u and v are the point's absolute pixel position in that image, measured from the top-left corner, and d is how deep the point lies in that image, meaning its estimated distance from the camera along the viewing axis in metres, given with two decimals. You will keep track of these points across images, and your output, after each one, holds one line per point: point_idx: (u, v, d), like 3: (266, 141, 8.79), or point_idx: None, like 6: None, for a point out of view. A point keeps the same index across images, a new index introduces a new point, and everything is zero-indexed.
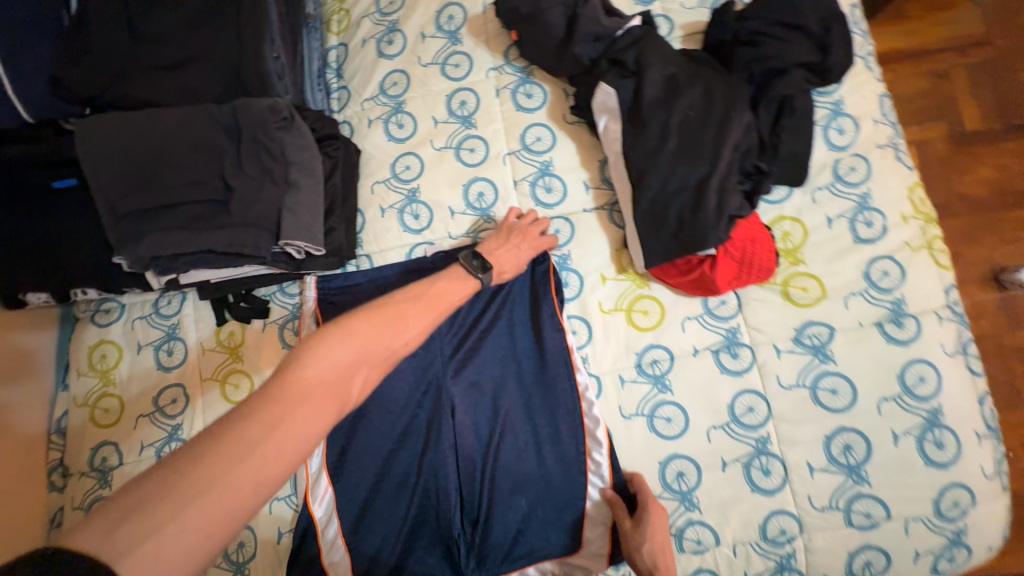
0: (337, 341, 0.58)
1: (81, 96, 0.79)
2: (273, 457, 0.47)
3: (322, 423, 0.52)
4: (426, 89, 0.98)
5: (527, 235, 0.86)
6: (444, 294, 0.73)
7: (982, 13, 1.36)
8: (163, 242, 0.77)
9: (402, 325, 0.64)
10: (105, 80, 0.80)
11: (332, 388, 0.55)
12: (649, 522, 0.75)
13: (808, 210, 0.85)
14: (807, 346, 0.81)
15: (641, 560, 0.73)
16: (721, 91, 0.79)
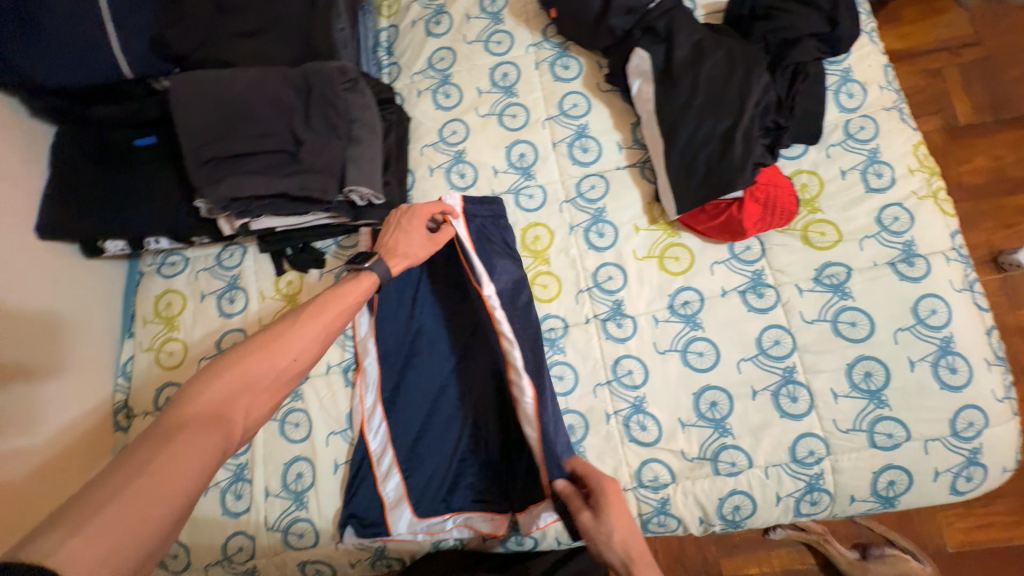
0: (213, 377, 0.61)
1: (176, 54, 0.90)
2: (161, 480, 0.49)
3: (206, 442, 0.54)
4: (471, 64, 1.08)
5: (414, 215, 0.89)
6: (335, 295, 0.76)
7: (969, 17, 1.48)
8: (242, 183, 0.84)
9: (281, 346, 0.67)
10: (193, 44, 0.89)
11: (210, 416, 0.57)
12: (605, 512, 0.68)
13: (823, 164, 0.94)
14: (827, 285, 0.89)
15: (613, 550, 0.66)
16: (742, 54, 0.88)
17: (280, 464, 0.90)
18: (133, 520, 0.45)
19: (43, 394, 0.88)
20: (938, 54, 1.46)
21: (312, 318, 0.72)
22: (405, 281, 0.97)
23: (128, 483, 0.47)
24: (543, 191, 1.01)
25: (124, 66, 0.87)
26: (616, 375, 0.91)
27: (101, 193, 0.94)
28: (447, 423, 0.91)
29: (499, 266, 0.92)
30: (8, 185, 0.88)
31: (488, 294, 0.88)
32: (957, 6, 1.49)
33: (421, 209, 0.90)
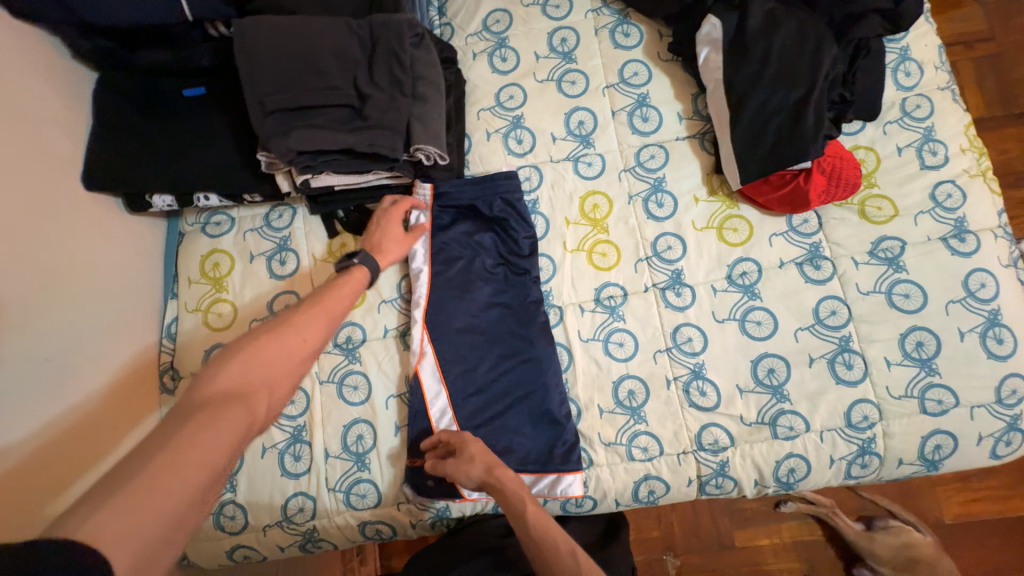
0: (230, 360, 0.59)
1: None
2: (189, 450, 0.46)
3: (232, 416, 0.52)
4: (528, 27, 1.06)
5: (392, 213, 0.90)
6: (335, 287, 0.77)
7: (984, 12, 1.45)
8: (311, 136, 0.82)
9: (288, 332, 0.66)
10: None
11: (233, 393, 0.55)
12: (463, 454, 0.79)
13: (880, 140, 0.96)
14: (882, 258, 0.91)
15: (472, 477, 0.78)
16: (814, 26, 0.90)
17: (340, 426, 0.90)
18: (162, 488, 0.42)
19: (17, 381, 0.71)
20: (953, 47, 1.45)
21: (313, 310, 0.71)
22: (464, 246, 0.96)
23: (151, 457, 0.44)
24: (602, 159, 1.00)
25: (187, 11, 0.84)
26: (676, 343, 0.92)
27: (150, 142, 0.90)
28: (509, 392, 0.89)
29: (443, 248, 0.95)
30: (56, 130, 0.84)
31: (419, 275, 0.93)
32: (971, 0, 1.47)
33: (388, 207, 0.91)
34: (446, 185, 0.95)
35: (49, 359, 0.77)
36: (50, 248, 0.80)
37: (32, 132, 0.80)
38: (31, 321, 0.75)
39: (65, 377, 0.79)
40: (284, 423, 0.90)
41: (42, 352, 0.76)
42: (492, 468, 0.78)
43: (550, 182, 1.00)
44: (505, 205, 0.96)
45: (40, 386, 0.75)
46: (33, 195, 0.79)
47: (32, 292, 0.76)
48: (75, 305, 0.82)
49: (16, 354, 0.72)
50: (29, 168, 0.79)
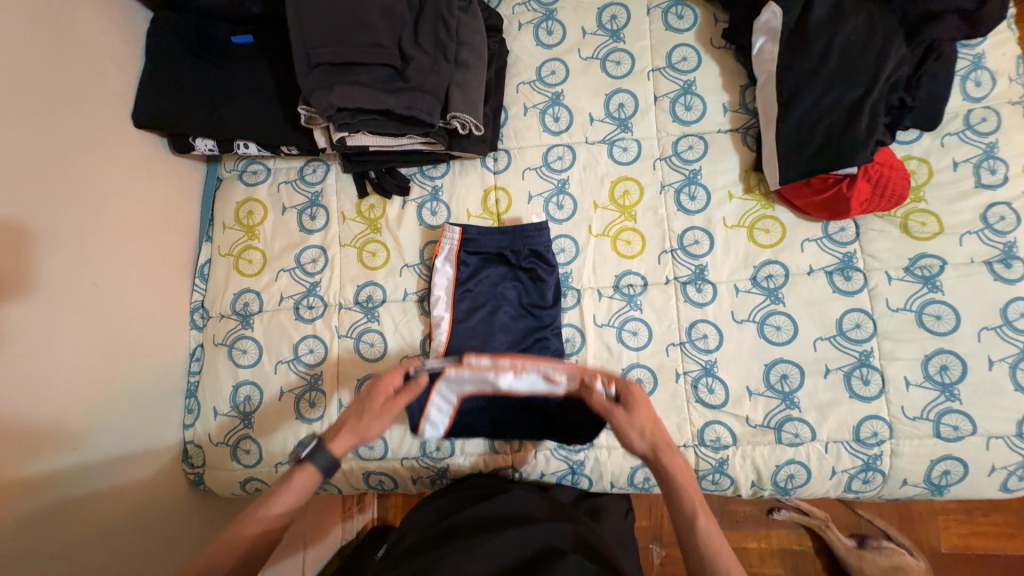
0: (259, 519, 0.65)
1: None
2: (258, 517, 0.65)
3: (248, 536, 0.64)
4: (578, 1, 1.03)
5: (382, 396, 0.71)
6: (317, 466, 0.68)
7: None
8: (351, 93, 0.83)
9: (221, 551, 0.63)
10: None
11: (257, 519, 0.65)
12: (640, 404, 0.70)
13: (936, 152, 0.91)
14: (918, 276, 0.88)
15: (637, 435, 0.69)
16: (883, 21, 0.85)
17: (353, 380, 0.94)
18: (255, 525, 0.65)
19: (56, 304, 0.76)
20: None
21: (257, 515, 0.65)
22: (487, 295, 0.94)
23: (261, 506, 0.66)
24: (638, 145, 0.98)
25: None
26: (691, 338, 0.92)
27: (197, 85, 0.93)
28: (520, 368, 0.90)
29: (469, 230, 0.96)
30: (112, 67, 0.88)
31: (436, 316, 0.92)
32: None
33: (387, 380, 0.71)
34: (474, 231, 0.94)
35: (91, 284, 0.82)
36: (97, 179, 0.84)
37: (90, 65, 0.84)
38: (76, 244, 0.80)
39: (104, 303, 0.84)
40: (302, 370, 0.95)
41: (84, 275, 0.81)
42: (661, 439, 0.69)
43: (583, 163, 0.99)
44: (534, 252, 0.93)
45: (79, 307, 0.80)
46: (87, 126, 0.83)
47: (78, 218, 0.80)
48: (117, 236, 0.86)
49: (55, 274, 0.77)
50: (84, 98, 0.83)
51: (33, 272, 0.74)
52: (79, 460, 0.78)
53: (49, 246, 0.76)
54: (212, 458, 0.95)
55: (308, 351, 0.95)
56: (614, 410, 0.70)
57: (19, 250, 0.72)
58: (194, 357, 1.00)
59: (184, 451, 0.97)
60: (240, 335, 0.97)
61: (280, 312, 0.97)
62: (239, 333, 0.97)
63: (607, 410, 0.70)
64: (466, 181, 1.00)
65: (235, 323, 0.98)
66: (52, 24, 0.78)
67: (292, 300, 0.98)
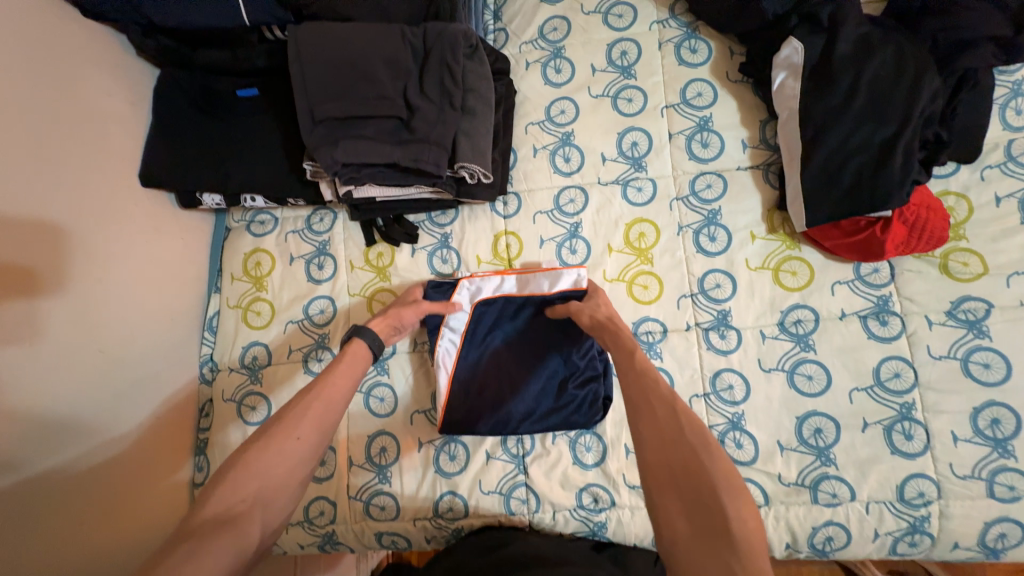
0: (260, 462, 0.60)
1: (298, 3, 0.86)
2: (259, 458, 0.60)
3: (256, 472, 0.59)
4: (587, 37, 1.00)
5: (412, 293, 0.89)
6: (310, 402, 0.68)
7: None
8: (356, 147, 0.82)
9: (299, 420, 0.64)
10: None
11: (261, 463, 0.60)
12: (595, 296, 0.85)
13: (976, 187, 0.85)
14: (962, 320, 0.82)
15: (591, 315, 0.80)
16: (912, 54, 0.80)
17: (364, 436, 0.91)
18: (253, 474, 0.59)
19: (68, 375, 0.76)
20: None
21: (326, 385, 0.69)
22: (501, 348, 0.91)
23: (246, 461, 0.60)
24: (653, 185, 0.94)
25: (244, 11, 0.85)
26: (715, 389, 0.87)
27: (203, 141, 0.92)
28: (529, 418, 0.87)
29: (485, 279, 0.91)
30: (118, 127, 0.88)
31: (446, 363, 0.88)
32: None
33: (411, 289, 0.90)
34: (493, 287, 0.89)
35: (98, 350, 0.80)
36: (103, 241, 0.83)
37: (96, 128, 0.84)
38: (83, 311, 0.79)
39: (114, 368, 0.83)
40: None
41: (91, 340, 0.80)
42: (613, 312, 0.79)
43: (596, 205, 0.95)
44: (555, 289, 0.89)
45: (84, 374, 0.78)
46: (96, 190, 0.83)
47: (85, 282, 0.80)
48: (126, 297, 0.86)
49: (66, 344, 0.76)
50: (91, 162, 0.83)
51: (41, 345, 0.72)
52: (89, 536, 0.75)
53: (55, 315, 0.75)
54: None
55: None
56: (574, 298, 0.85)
57: (27, 321, 0.71)
58: (204, 412, 0.98)
59: None
60: (250, 391, 0.95)
61: (289, 366, 0.95)
62: (248, 389, 0.96)
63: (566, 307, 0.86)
64: (476, 227, 0.97)
65: (244, 378, 0.96)
66: (58, 92, 0.78)
67: (301, 353, 0.95)
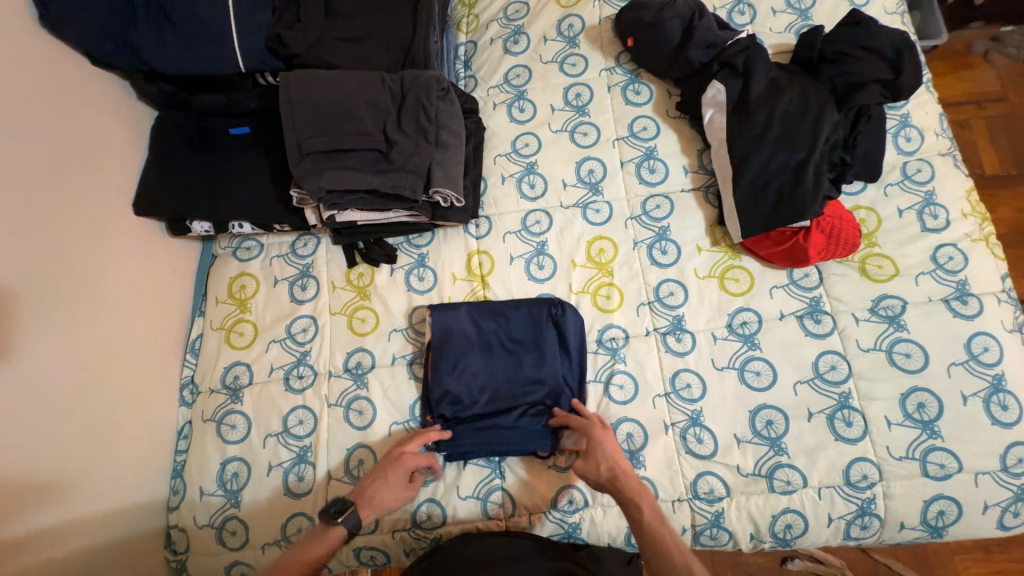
0: None
1: (291, 52, 0.97)
2: None
3: None
4: (546, 82, 1.14)
5: (399, 465, 0.84)
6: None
7: (997, 73, 1.50)
8: (340, 177, 0.91)
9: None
10: (308, 43, 0.97)
11: None
12: (601, 443, 0.83)
13: (881, 202, 0.99)
14: (883, 316, 0.92)
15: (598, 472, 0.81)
16: (814, 93, 0.96)
17: (343, 450, 0.94)
18: None
19: (49, 393, 0.78)
20: (966, 105, 1.49)
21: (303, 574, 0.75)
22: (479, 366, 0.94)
23: None
24: (609, 207, 1.05)
25: (241, 59, 0.96)
26: (675, 388, 0.94)
27: (196, 173, 1.00)
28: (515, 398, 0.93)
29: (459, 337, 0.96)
30: (116, 162, 0.95)
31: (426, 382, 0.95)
32: (985, 61, 1.52)
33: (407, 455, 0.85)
34: (461, 349, 0.95)
35: (82, 369, 0.84)
36: (93, 266, 0.88)
37: (96, 162, 0.91)
38: (71, 330, 0.83)
39: (97, 387, 0.85)
40: (291, 443, 0.94)
41: (76, 360, 0.83)
42: (621, 472, 0.80)
43: (559, 226, 1.05)
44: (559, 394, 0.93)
45: (65, 392, 0.81)
46: (92, 219, 0.89)
47: (76, 303, 0.84)
48: (110, 319, 0.89)
49: (52, 363, 0.79)
50: (90, 193, 0.89)
51: (26, 363, 0.76)
52: (52, 553, 0.76)
53: (41, 334, 0.78)
54: (196, 543, 0.92)
55: (297, 423, 0.95)
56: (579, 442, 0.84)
57: (15, 337, 0.75)
58: (182, 434, 0.99)
59: (167, 535, 0.94)
60: (230, 410, 0.97)
61: (270, 383, 0.98)
62: (228, 408, 0.97)
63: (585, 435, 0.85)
64: (451, 247, 1.05)
65: (225, 398, 0.98)
66: (65, 129, 0.86)
67: (282, 370, 0.99)
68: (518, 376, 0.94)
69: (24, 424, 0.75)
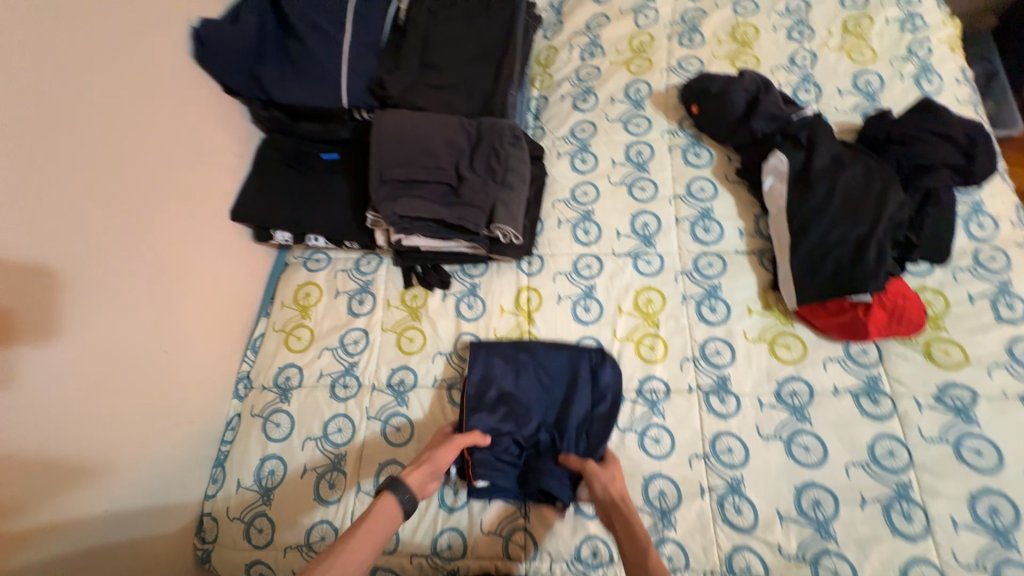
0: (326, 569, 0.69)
1: (386, 95, 1.10)
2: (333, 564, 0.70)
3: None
4: (610, 138, 1.21)
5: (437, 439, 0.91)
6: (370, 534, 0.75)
7: None
8: (413, 205, 1.00)
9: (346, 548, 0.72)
10: (403, 88, 1.11)
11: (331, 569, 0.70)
12: (611, 465, 0.87)
13: (950, 285, 0.96)
14: (949, 405, 0.87)
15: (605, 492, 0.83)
16: (878, 171, 0.97)
17: (375, 463, 0.96)
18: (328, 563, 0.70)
19: (129, 368, 0.86)
20: None
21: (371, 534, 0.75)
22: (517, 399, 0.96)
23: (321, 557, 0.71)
24: (661, 259, 1.07)
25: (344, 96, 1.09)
26: (715, 451, 0.90)
27: (287, 190, 1.12)
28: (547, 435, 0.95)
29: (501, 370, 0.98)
30: (224, 174, 1.08)
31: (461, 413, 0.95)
32: None
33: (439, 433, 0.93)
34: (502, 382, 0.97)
35: (160, 352, 0.92)
36: (188, 261, 0.98)
37: (209, 173, 1.04)
38: (159, 315, 0.92)
39: (168, 370, 0.94)
40: (328, 449, 0.98)
41: (154, 346, 0.91)
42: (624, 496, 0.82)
43: (609, 272, 1.08)
44: (575, 436, 0.93)
45: (142, 370, 0.89)
46: (196, 219, 1.01)
47: (168, 292, 0.94)
48: (190, 309, 0.99)
49: (139, 343, 0.88)
50: (199, 197, 1.02)
51: (119, 339, 0.85)
52: (89, 528, 0.81)
53: (137, 315, 0.88)
54: (224, 535, 0.95)
55: (336, 430, 0.99)
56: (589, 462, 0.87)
57: (115, 315, 0.84)
58: (230, 426, 1.05)
59: (199, 522, 0.98)
60: (277, 409, 1.03)
61: (317, 389, 1.03)
62: (276, 406, 1.03)
63: (582, 465, 0.87)
64: (502, 280, 1.10)
65: (274, 396, 1.04)
66: (192, 142, 1.00)
67: (330, 378, 1.04)
68: (550, 414, 0.96)
69: (104, 393, 0.83)
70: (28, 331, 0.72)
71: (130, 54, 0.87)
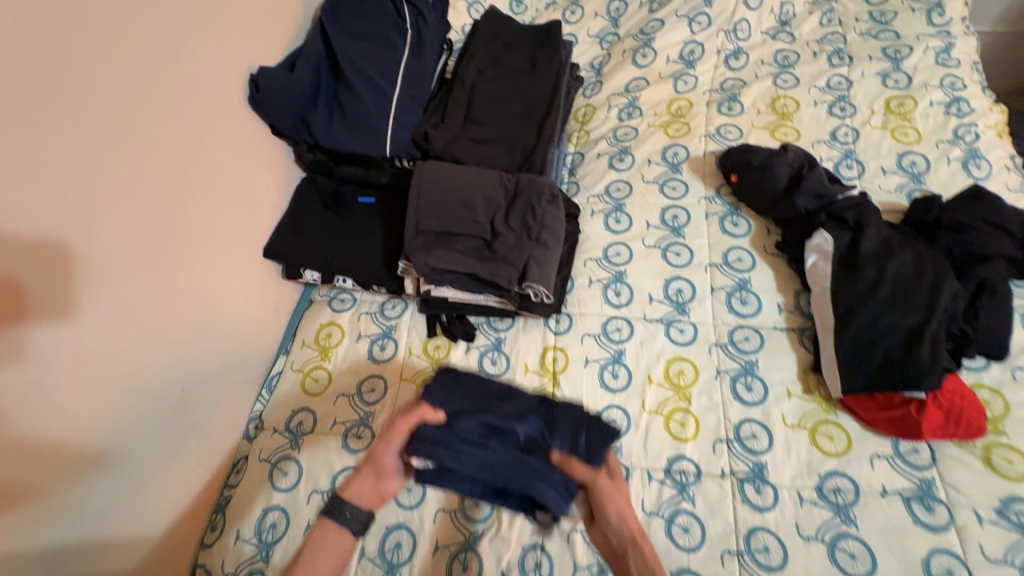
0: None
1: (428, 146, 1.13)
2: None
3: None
4: (645, 199, 1.20)
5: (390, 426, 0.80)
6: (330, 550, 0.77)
7: None
8: (447, 258, 0.99)
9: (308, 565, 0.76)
10: (446, 141, 1.13)
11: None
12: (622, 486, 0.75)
13: (1009, 384, 0.89)
14: (1013, 522, 0.79)
15: (616, 522, 0.74)
16: (929, 258, 0.94)
17: (381, 526, 0.89)
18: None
19: (147, 406, 0.85)
20: None
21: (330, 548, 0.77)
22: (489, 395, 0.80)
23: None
24: (694, 329, 1.03)
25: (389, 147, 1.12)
26: (750, 548, 0.83)
27: (321, 230, 1.12)
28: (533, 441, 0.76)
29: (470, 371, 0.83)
30: (262, 211, 1.10)
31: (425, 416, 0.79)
32: None
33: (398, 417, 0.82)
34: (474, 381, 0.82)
35: (180, 390, 0.91)
36: (216, 297, 0.98)
37: (249, 211, 1.06)
38: (183, 352, 0.92)
39: (184, 408, 0.92)
40: None
41: (171, 379, 0.89)
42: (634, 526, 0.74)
43: (639, 338, 1.04)
44: (567, 434, 0.76)
45: (157, 407, 0.87)
46: (229, 256, 1.01)
47: (195, 328, 0.94)
48: (212, 346, 0.98)
49: (161, 381, 0.87)
50: (234, 234, 1.02)
51: (140, 375, 0.84)
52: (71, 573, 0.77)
53: (161, 351, 0.87)
54: None
55: None
56: (603, 481, 0.74)
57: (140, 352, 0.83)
58: (235, 469, 1.01)
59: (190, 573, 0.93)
60: (285, 455, 0.98)
61: (329, 437, 0.99)
62: (285, 453, 0.99)
63: (594, 482, 0.73)
64: (528, 337, 1.07)
65: (285, 441, 1.00)
66: (236, 181, 1.02)
67: (343, 427, 1.00)
68: (537, 415, 0.78)
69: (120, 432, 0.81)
70: (45, 312, 0.70)
71: (190, 92, 0.90)
